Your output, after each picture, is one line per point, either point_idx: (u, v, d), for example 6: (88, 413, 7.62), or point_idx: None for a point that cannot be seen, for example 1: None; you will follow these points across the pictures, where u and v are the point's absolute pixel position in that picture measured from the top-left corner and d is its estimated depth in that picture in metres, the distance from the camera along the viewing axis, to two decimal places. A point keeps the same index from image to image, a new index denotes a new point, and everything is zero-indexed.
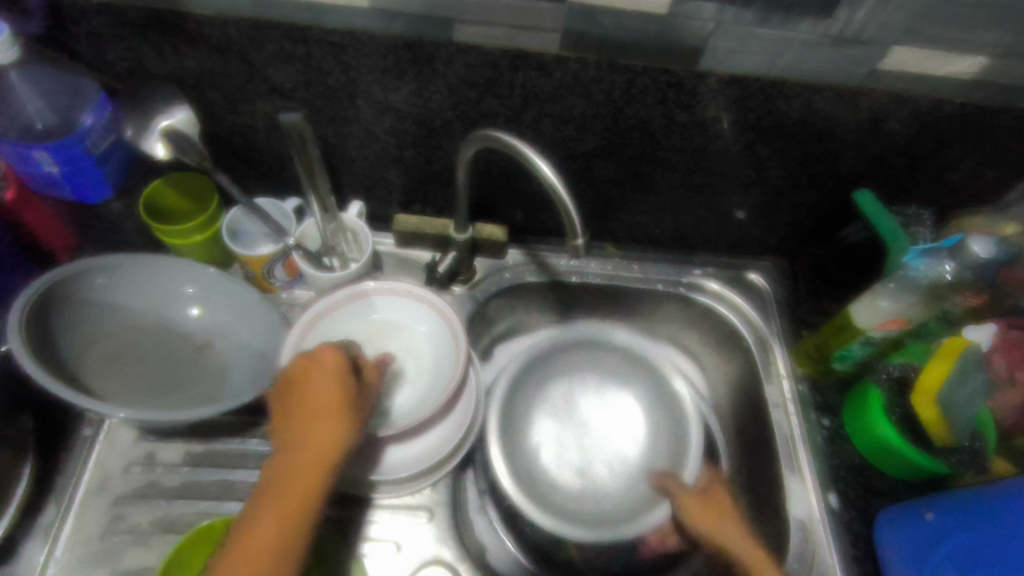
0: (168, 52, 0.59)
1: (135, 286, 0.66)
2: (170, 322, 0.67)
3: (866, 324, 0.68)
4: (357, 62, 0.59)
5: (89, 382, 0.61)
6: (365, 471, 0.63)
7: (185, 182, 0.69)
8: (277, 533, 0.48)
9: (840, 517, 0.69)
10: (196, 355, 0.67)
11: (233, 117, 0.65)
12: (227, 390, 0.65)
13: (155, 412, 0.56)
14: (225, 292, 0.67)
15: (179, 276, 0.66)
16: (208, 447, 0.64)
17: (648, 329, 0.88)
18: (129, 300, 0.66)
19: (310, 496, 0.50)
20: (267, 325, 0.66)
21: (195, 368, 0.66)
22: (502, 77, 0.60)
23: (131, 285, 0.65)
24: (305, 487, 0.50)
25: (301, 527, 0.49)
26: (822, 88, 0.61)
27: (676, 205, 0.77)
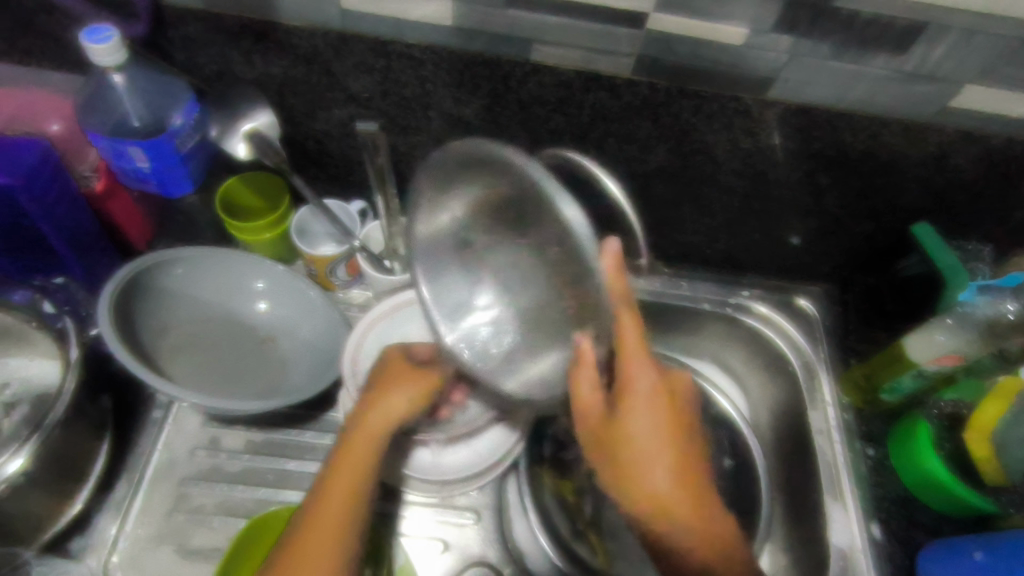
0: (256, 59, 0.61)
1: (206, 279, 0.69)
2: (239, 316, 0.70)
3: (920, 357, 0.68)
4: (433, 77, 0.61)
5: (163, 367, 0.64)
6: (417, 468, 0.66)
7: (256, 180, 0.72)
8: (339, 508, 0.54)
9: (881, 548, 0.69)
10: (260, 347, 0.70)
11: (310, 122, 0.68)
12: (289, 383, 0.68)
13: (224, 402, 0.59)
14: (292, 290, 0.69)
15: (250, 272, 0.69)
16: (269, 436, 0.67)
17: (692, 347, 0.88)
18: (199, 291, 0.69)
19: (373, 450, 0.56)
20: (329, 324, 0.69)
21: (259, 358, 0.69)
22: (574, 96, 0.62)
23: (202, 276, 0.68)
24: (370, 441, 0.56)
25: (352, 519, 0.54)
26: (890, 121, 0.61)
27: (731, 228, 0.78)
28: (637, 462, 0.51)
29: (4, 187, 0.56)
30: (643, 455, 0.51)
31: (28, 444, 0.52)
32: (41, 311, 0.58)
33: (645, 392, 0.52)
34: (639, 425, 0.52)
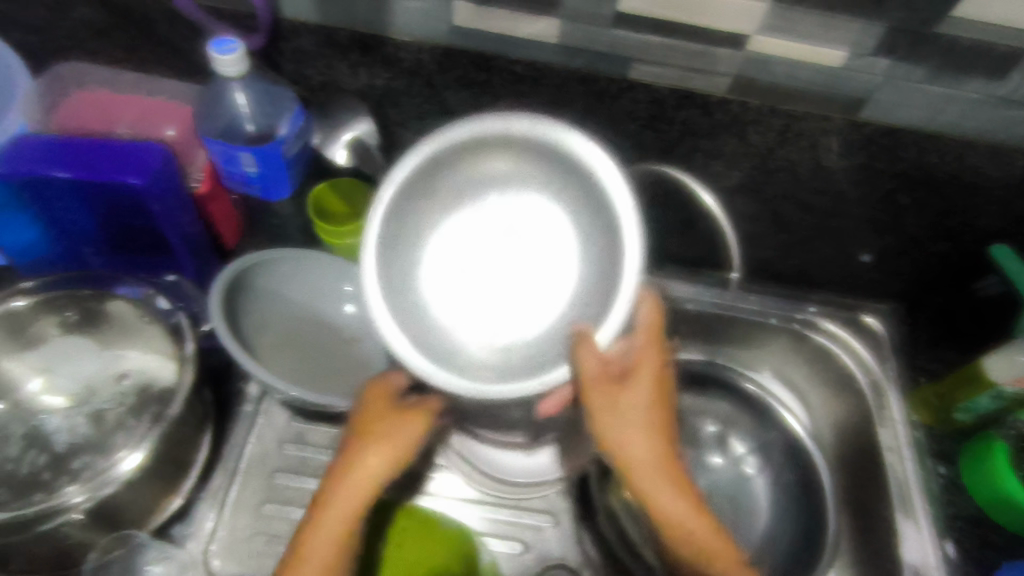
0: (362, 71, 0.64)
1: (300, 278, 0.71)
2: (328, 316, 0.73)
3: (999, 377, 0.69)
4: (530, 93, 0.63)
5: (262, 359, 0.67)
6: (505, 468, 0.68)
7: (344, 185, 0.73)
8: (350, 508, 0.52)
9: (955, 566, 0.70)
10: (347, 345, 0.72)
11: (402, 132, 0.71)
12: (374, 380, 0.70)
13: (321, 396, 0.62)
14: None
15: (340, 274, 0.72)
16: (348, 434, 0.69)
17: (753, 361, 0.89)
18: (292, 289, 0.71)
19: (397, 463, 0.54)
20: None
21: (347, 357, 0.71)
22: (665, 113, 0.64)
23: (296, 274, 0.71)
24: (396, 453, 0.54)
25: (364, 510, 0.53)
26: (978, 143, 0.62)
27: (803, 244, 0.79)
28: (642, 478, 0.52)
29: (134, 187, 0.59)
30: (643, 472, 0.51)
31: (150, 436, 0.55)
32: (155, 306, 0.60)
33: (643, 410, 0.52)
34: (640, 445, 0.51)
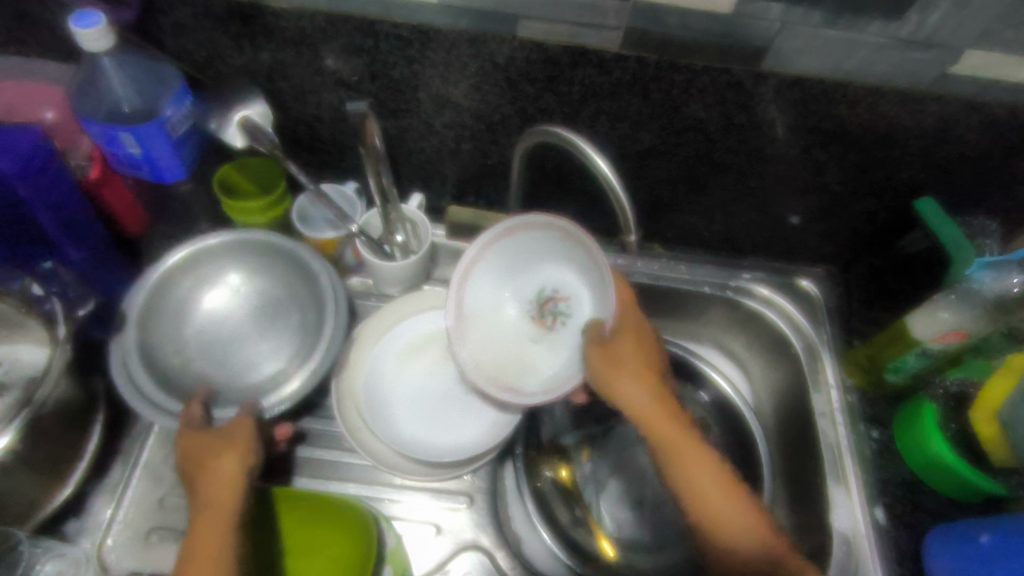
0: (246, 44, 0.62)
1: (247, 279, 0.70)
2: (211, 290, 0.70)
3: (924, 336, 0.66)
4: (422, 57, 0.61)
5: (160, 328, 0.66)
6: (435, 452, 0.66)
7: (251, 165, 0.72)
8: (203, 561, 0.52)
9: (885, 533, 0.67)
10: (260, 357, 0.69)
11: (301, 107, 0.69)
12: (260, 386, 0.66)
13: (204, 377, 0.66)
14: (264, 277, 0.71)
15: (225, 267, 0.70)
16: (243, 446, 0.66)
17: (694, 332, 0.87)
18: (249, 288, 0.71)
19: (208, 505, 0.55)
20: (275, 324, 0.70)
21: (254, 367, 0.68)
22: (563, 73, 0.61)
23: (259, 283, 0.71)
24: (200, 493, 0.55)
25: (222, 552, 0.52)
26: (887, 91, 0.59)
27: (727, 208, 0.77)
28: (694, 493, 0.58)
29: None
30: (714, 506, 0.57)
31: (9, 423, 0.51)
32: (30, 295, 0.58)
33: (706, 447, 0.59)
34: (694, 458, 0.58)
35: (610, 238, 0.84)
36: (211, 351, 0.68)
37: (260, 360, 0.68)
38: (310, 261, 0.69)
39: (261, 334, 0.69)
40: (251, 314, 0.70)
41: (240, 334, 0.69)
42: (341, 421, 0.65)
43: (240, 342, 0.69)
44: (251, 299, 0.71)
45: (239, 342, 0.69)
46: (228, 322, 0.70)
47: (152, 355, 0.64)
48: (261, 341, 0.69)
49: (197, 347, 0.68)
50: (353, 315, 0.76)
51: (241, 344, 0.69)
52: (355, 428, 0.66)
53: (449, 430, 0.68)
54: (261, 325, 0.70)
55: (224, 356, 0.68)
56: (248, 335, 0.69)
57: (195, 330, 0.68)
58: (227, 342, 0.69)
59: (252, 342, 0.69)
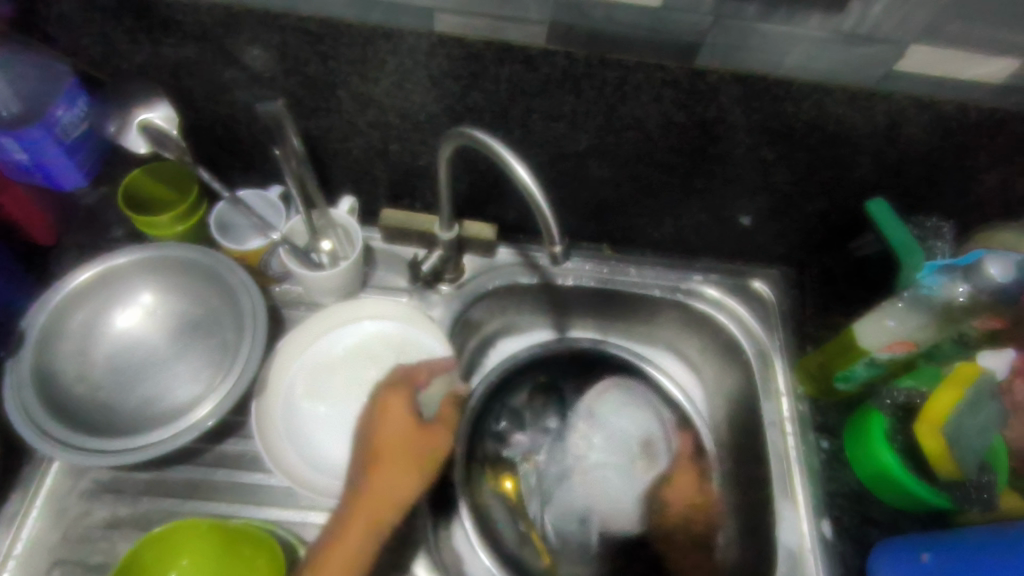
0: (143, 39, 0.57)
1: (161, 299, 0.67)
2: (123, 311, 0.66)
3: (871, 344, 0.63)
4: (335, 53, 0.57)
5: (64, 353, 0.63)
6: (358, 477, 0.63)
7: (164, 169, 0.68)
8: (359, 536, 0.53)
9: (831, 548, 0.65)
10: (172, 378, 0.66)
11: (213, 106, 0.64)
12: (173, 413, 0.64)
13: (113, 404, 0.63)
14: (180, 296, 0.68)
15: (138, 286, 0.67)
16: (158, 473, 0.63)
17: (648, 336, 0.84)
18: (161, 308, 0.67)
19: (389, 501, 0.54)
20: (190, 347, 0.67)
21: (164, 389, 0.65)
22: (486, 70, 0.57)
23: (172, 302, 0.68)
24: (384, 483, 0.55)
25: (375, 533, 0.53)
26: (832, 89, 0.56)
27: (676, 208, 0.74)
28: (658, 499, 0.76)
29: None
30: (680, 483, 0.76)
31: None
32: None
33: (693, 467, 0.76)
34: (676, 492, 0.75)
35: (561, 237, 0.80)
36: (121, 375, 0.65)
37: (174, 385, 0.65)
38: (227, 274, 0.65)
39: (177, 357, 0.66)
40: (165, 336, 0.67)
41: (152, 357, 0.66)
42: (263, 449, 0.61)
43: (153, 365, 0.66)
44: (165, 320, 0.67)
45: (152, 366, 0.66)
46: (140, 344, 0.66)
47: (51, 382, 0.61)
48: (176, 364, 0.66)
49: (107, 372, 0.65)
50: (281, 326, 0.72)
51: (154, 368, 0.66)
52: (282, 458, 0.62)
53: None
54: (176, 347, 0.67)
55: (135, 381, 0.65)
56: (161, 359, 0.66)
57: (103, 354, 0.65)
58: (138, 366, 0.66)
59: (165, 366, 0.66)
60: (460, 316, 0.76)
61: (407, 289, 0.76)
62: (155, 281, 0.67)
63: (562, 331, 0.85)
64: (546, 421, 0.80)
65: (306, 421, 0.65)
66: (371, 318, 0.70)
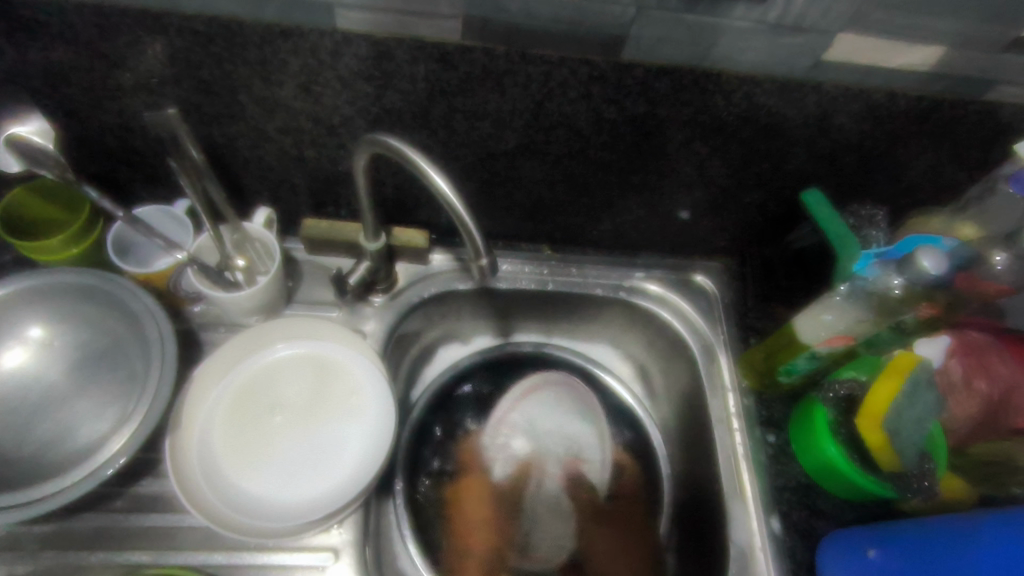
0: (4, 43, 0.50)
1: (57, 329, 0.61)
2: (13, 348, 0.60)
3: (811, 340, 0.62)
4: (230, 54, 0.51)
5: None
6: (277, 519, 0.57)
7: (51, 188, 0.61)
8: None
9: (782, 545, 0.63)
10: (77, 415, 0.60)
11: (100, 116, 0.57)
12: (76, 454, 0.58)
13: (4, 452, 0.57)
14: (79, 327, 0.62)
15: (29, 320, 0.60)
16: (62, 524, 0.57)
17: (593, 336, 0.82)
18: (61, 341, 0.61)
19: None
20: (93, 381, 0.61)
21: (67, 429, 0.59)
22: (400, 69, 0.53)
23: (74, 333, 0.62)
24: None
25: None
26: (761, 80, 0.54)
27: (613, 206, 0.71)
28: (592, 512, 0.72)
29: None
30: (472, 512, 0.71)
31: None
32: None
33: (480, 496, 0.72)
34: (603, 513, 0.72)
35: (510, 243, 0.78)
36: (14, 417, 0.59)
37: (75, 424, 0.59)
38: (128, 299, 0.60)
39: (78, 393, 0.60)
40: (63, 372, 0.61)
41: (50, 394, 0.60)
42: (179, 492, 0.54)
43: (52, 403, 0.60)
44: (63, 354, 0.61)
45: (51, 405, 0.60)
46: (34, 383, 0.60)
47: None
48: (78, 401, 0.60)
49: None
50: (196, 351, 0.66)
51: (52, 407, 0.60)
52: (207, 506, 0.56)
53: (318, 483, 0.60)
54: (76, 382, 0.61)
55: (29, 423, 0.59)
56: (60, 395, 0.60)
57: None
58: (34, 406, 0.60)
59: (66, 404, 0.60)
60: (394, 329, 0.71)
61: (335, 303, 0.71)
62: (48, 312, 0.61)
63: (506, 335, 0.82)
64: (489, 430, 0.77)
65: (223, 459, 0.59)
66: (289, 339, 0.65)
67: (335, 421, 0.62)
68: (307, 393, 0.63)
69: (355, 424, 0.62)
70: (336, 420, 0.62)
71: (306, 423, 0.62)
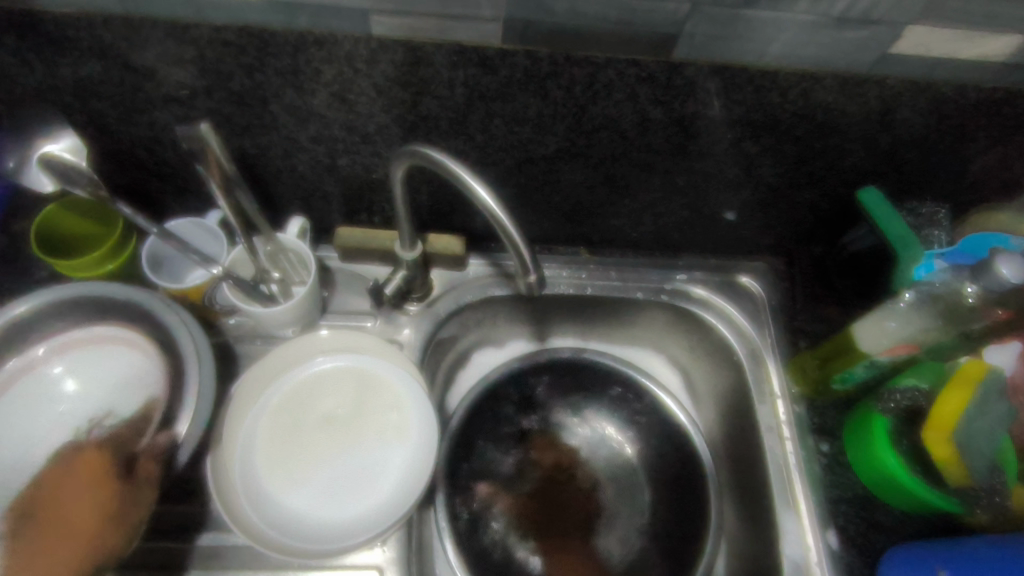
0: (34, 59, 0.49)
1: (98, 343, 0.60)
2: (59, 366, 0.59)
3: (871, 348, 0.59)
4: (262, 63, 0.50)
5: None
6: (320, 541, 0.56)
7: (83, 204, 0.61)
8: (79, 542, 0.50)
9: (839, 560, 0.61)
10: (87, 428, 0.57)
11: (130, 129, 0.56)
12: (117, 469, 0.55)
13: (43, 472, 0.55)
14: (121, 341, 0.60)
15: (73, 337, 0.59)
16: None
17: (630, 338, 0.80)
18: (63, 361, 0.59)
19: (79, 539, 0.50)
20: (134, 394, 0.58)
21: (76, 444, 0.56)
22: (438, 75, 0.50)
23: (75, 350, 0.59)
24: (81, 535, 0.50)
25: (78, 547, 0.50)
26: (821, 76, 0.51)
27: (656, 207, 0.68)
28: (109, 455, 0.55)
29: None
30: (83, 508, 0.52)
31: None
32: None
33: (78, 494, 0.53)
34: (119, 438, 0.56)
35: (546, 245, 0.76)
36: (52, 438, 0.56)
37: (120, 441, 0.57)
38: (164, 315, 0.59)
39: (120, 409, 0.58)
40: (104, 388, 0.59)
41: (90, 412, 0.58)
42: (224, 515, 0.54)
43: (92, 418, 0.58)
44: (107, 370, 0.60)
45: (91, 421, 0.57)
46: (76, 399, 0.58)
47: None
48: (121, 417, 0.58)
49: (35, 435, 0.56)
50: (233, 365, 0.65)
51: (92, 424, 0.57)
52: (253, 528, 0.55)
53: (360, 499, 0.58)
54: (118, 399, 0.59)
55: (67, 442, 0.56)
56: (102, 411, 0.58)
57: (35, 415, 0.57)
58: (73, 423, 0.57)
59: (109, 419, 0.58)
60: (431, 337, 0.70)
61: (370, 312, 0.70)
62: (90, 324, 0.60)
63: (542, 340, 0.80)
64: (524, 436, 0.76)
65: (265, 478, 0.59)
66: (330, 352, 0.64)
67: (375, 435, 0.61)
68: (349, 407, 0.62)
69: (397, 442, 0.61)
70: (377, 435, 0.61)
71: (345, 438, 0.61)
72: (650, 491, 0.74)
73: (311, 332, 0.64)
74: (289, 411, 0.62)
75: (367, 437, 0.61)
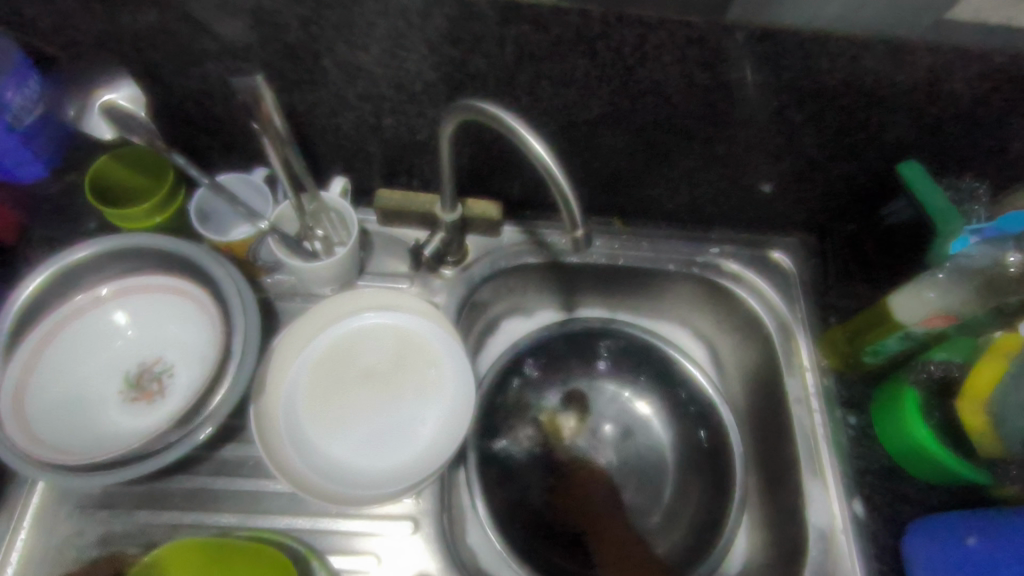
0: (98, 6, 0.50)
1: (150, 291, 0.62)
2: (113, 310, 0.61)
3: (908, 319, 0.60)
4: (319, 16, 0.50)
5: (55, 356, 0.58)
6: (359, 489, 0.58)
7: (134, 155, 0.62)
8: None
9: (864, 528, 0.62)
10: (140, 371, 0.60)
11: (184, 82, 0.57)
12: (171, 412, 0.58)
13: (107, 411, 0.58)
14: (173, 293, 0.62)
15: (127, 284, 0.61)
16: (152, 485, 0.59)
17: (659, 311, 0.80)
18: (119, 305, 0.62)
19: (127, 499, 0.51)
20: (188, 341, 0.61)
21: (133, 385, 0.60)
22: (490, 32, 0.51)
23: (133, 295, 0.62)
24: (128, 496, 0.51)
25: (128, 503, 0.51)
26: (871, 42, 0.51)
27: (693, 177, 0.69)
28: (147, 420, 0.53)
29: None
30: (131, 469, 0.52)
31: None
32: None
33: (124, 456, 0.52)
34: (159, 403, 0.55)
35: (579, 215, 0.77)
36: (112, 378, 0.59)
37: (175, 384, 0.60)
38: (209, 266, 0.60)
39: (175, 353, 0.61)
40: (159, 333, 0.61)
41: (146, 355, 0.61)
42: (268, 459, 0.55)
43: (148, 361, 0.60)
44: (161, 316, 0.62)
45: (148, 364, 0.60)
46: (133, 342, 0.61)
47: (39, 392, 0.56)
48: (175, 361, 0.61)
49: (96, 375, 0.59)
50: (273, 320, 0.67)
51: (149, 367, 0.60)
52: (295, 473, 0.57)
53: (397, 451, 0.60)
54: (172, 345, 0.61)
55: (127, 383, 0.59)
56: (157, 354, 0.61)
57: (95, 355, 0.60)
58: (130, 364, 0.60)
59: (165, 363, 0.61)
60: (466, 301, 0.71)
61: (407, 274, 0.71)
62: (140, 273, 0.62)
63: (572, 310, 0.80)
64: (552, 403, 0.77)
65: (306, 428, 0.60)
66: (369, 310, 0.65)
67: (412, 391, 0.63)
68: (387, 363, 0.64)
69: (433, 398, 0.62)
70: (414, 391, 0.62)
71: (383, 393, 0.63)
72: (675, 460, 0.75)
73: (351, 290, 0.65)
74: (329, 365, 0.63)
75: (405, 393, 0.62)
